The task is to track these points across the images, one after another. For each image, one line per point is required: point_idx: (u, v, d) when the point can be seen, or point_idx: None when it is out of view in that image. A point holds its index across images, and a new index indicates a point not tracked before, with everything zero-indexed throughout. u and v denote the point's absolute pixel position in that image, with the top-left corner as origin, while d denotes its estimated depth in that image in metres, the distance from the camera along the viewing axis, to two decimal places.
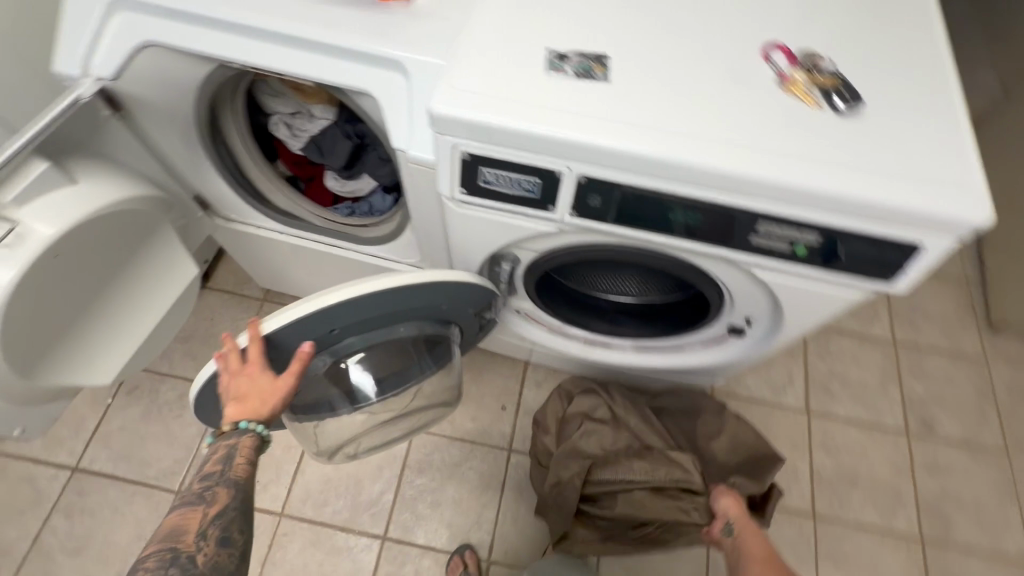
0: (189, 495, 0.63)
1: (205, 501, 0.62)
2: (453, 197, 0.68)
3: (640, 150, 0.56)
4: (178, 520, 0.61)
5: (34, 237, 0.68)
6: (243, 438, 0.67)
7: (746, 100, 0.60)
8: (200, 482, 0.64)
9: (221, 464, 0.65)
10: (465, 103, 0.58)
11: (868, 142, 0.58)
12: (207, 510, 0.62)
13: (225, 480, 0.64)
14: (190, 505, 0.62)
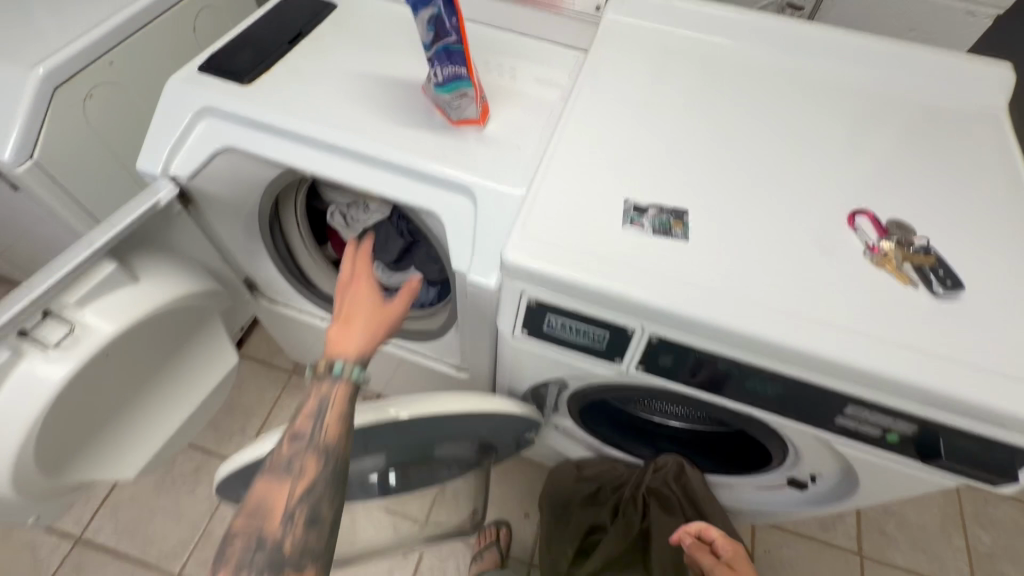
0: (241, 534, 0.49)
1: (270, 542, 0.49)
2: (513, 335, 0.65)
3: (723, 321, 0.53)
4: (263, 491, 0.52)
5: (90, 338, 0.68)
6: (308, 454, 0.54)
7: (834, 273, 0.57)
8: (290, 443, 0.54)
9: (312, 419, 0.55)
10: (542, 255, 0.56)
11: (971, 330, 0.53)
12: (295, 485, 0.52)
13: (293, 509, 0.51)
14: (276, 475, 0.53)
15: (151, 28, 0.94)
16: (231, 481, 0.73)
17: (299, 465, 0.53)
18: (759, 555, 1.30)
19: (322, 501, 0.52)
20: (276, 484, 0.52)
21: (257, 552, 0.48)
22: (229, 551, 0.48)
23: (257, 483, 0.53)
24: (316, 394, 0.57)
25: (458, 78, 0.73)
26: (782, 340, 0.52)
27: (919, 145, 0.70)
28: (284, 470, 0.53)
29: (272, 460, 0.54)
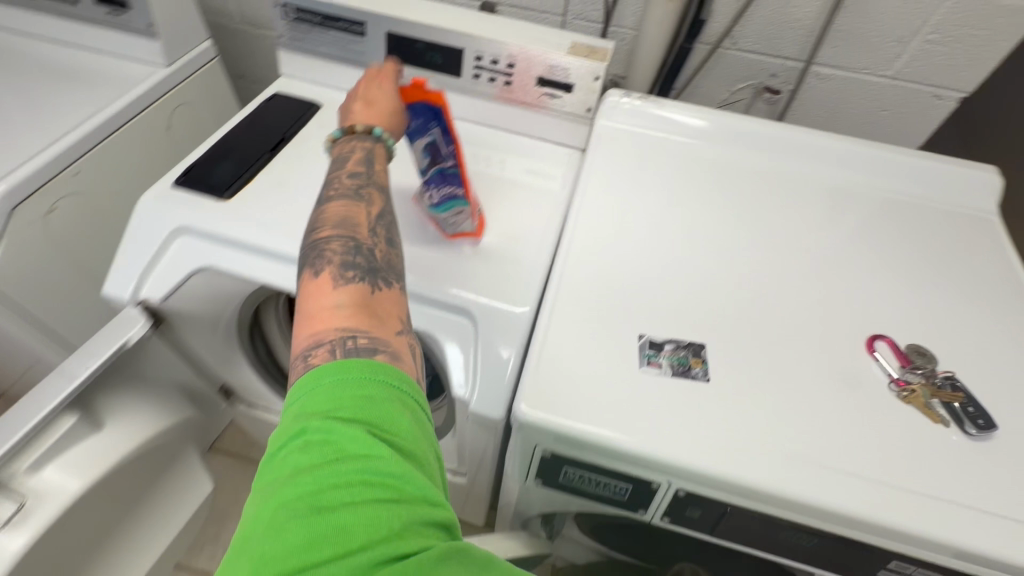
0: (335, 246, 0.50)
1: (365, 249, 0.50)
2: (525, 480, 0.60)
3: (759, 480, 0.50)
4: (342, 212, 0.53)
5: (52, 500, 0.64)
6: (373, 189, 0.56)
7: (862, 411, 0.54)
8: (341, 235, 0.51)
9: (360, 217, 0.53)
10: (560, 409, 0.52)
11: (1010, 476, 0.51)
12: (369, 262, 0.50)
13: (374, 231, 0.53)
14: (348, 250, 0.49)
15: (118, 134, 0.90)
16: None
17: (366, 193, 0.55)
18: None
19: (394, 230, 0.55)
20: (349, 210, 0.53)
21: (358, 256, 0.49)
22: (324, 267, 0.48)
23: (323, 219, 0.53)
24: (338, 207, 0.53)
25: (454, 196, 0.71)
26: (822, 498, 0.49)
27: (923, 253, 0.70)
28: (342, 223, 0.52)
29: (336, 189, 0.55)
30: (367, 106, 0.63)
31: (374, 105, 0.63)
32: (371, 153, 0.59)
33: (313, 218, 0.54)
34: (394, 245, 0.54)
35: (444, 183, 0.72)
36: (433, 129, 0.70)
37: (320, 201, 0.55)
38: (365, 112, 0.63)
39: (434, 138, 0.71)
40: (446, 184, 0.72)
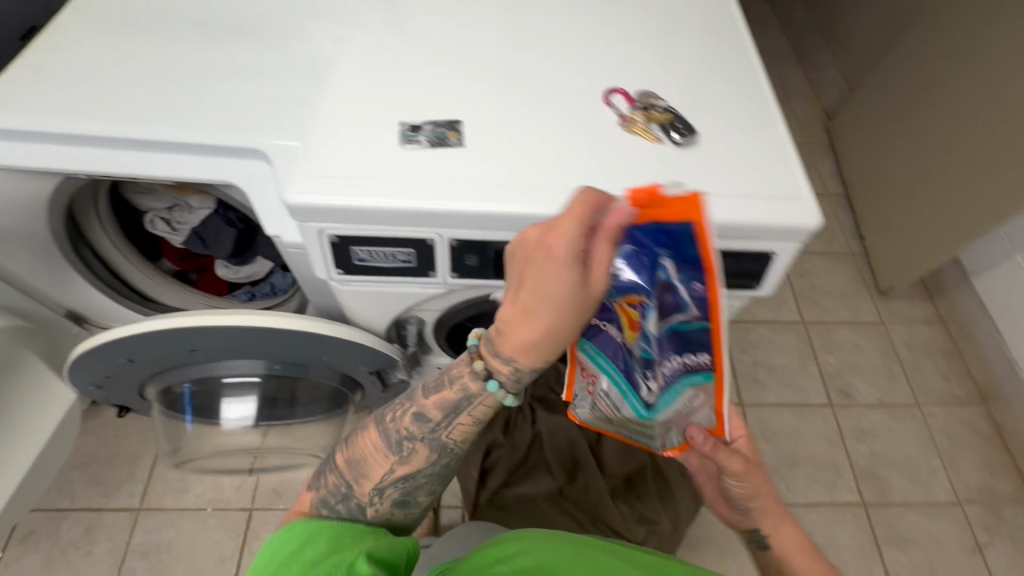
0: (344, 470, 0.62)
1: (359, 494, 0.61)
2: (333, 277, 0.67)
3: (506, 210, 0.58)
4: (371, 446, 0.61)
5: None
6: (419, 446, 0.60)
7: (594, 144, 0.63)
8: (381, 447, 0.61)
9: (387, 447, 0.61)
10: (323, 189, 0.57)
11: (709, 166, 0.62)
12: (397, 467, 0.61)
13: (385, 481, 0.61)
14: (359, 469, 0.61)
15: None
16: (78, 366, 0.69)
17: (411, 447, 0.60)
18: None
19: (413, 486, 0.63)
20: (380, 457, 0.61)
21: (341, 499, 0.61)
22: (321, 485, 0.62)
23: (358, 439, 0.62)
24: (371, 436, 0.61)
25: (682, 395, 0.54)
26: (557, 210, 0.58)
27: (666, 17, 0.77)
28: (363, 460, 0.61)
29: (397, 421, 0.60)
30: (556, 297, 0.47)
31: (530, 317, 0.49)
32: (466, 404, 0.57)
33: (360, 427, 0.63)
34: (407, 487, 0.63)
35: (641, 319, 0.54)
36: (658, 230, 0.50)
37: (378, 412, 0.62)
38: (520, 313, 0.48)
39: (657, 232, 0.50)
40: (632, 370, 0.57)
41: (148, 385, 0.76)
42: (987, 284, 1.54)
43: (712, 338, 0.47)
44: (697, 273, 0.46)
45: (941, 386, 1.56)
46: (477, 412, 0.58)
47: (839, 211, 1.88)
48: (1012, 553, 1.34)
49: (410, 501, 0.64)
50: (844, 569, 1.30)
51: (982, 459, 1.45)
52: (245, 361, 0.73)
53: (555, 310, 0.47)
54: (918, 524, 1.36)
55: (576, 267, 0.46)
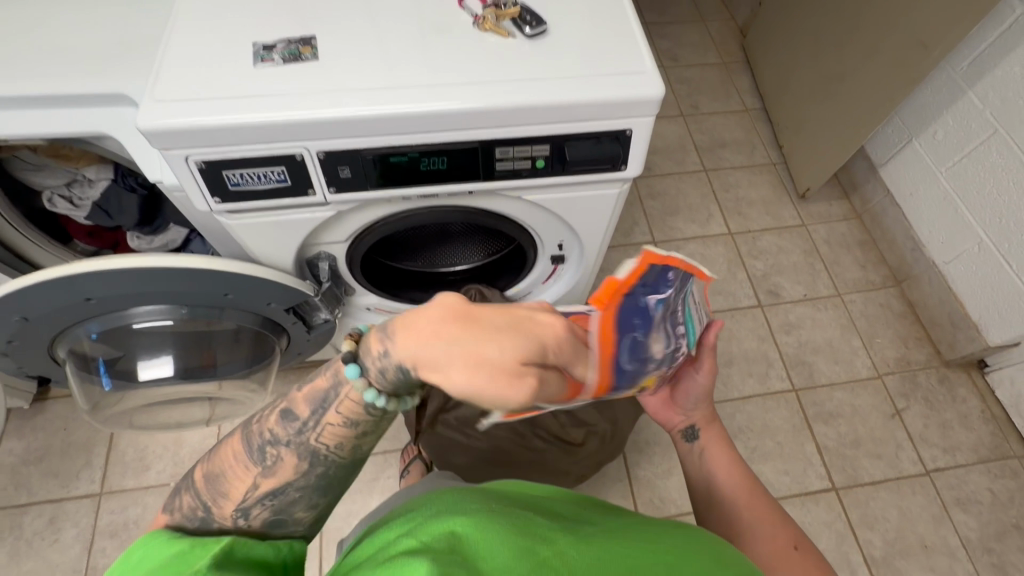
0: (203, 485, 0.53)
1: (220, 514, 0.53)
2: (216, 209, 0.68)
3: (361, 111, 0.59)
4: (231, 460, 0.53)
5: None
6: (286, 455, 0.52)
7: (447, 45, 0.65)
8: (242, 457, 0.52)
9: (251, 459, 0.52)
10: (177, 113, 0.58)
11: (558, 53, 0.64)
12: (262, 480, 0.52)
13: (248, 500, 0.52)
14: (218, 485, 0.53)
15: None
16: None
17: (277, 456, 0.52)
18: None
19: (286, 505, 0.54)
20: (240, 471, 0.52)
21: (202, 516, 0.53)
22: (182, 503, 0.53)
23: (223, 449, 0.54)
24: (237, 445, 0.53)
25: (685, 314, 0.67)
26: (410, 108, 0.60)
27: None
28: (224, 473, 0.53)
29: (264, 424, 0.53)
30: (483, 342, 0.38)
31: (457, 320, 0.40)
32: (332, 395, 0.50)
33: (228, 436, 0.54)
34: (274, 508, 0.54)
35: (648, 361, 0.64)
36: (639, 309, 0.54)
37: (246, 420, 0.54)
38: (457, 309, 0.40)
39: (643, 307, 0.55)
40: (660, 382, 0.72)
41: (58, 345, 0.77)
42: (892, 174, 1.63)
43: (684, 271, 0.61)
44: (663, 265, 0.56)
45: (858, 275, 1.67)
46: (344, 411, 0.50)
47: (758, 125, 1.94)
48: (927, 413, 1.47)
49: (286, 519, 0.55)
50: (780, 449, 1.42)
51: (897, 335, 1.58)
52: (149, 306, 0.74)
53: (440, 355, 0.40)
54: (843, 400, 1.48)
55: (523, 344, 0.38)
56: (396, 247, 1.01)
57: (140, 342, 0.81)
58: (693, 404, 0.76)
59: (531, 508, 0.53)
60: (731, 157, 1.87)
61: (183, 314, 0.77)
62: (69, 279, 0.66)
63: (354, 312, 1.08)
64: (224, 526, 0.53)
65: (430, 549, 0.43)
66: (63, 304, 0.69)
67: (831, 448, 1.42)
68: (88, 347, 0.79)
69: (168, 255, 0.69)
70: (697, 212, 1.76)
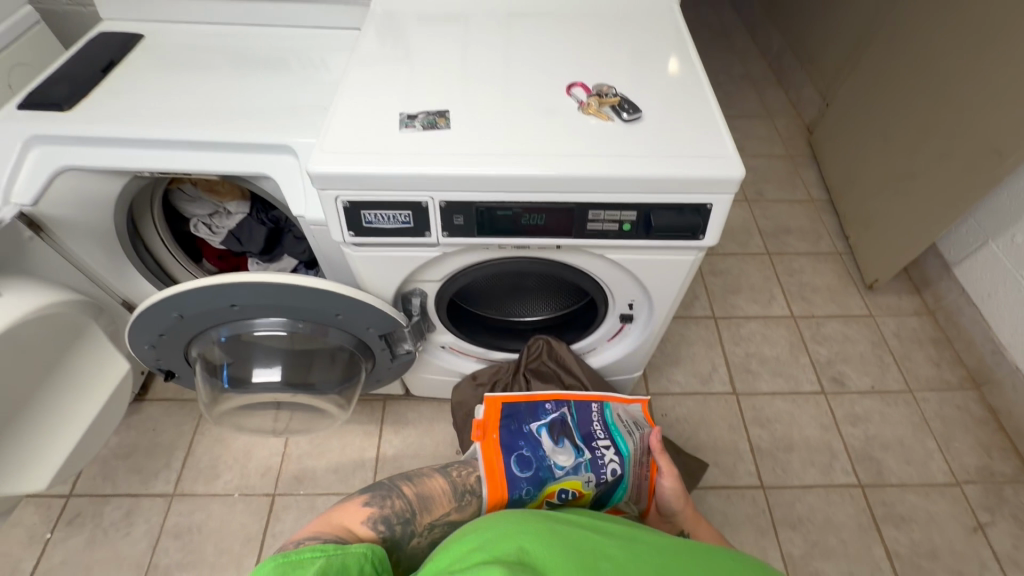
0: (409, 497, 0.78)
1: (412, 525, 0.76)
2: (347, 242, 0.81)
3: (483, 171, 0.72)
4: (438, 490, 0.82)
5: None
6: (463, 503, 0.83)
7: (555, 125, 0.77)
8: (452, 493, 0.82)
9: (452, 500, 0.81)
10: (339, 163, 0.72)
11: (650, 136, 0.75)
12: (449, 512, 0.80)
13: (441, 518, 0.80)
14: (422, 502, 0.78)
15: None
16: (138, 326, 0.84)
17: (467, 500, 0.83)
18: (658, 418, 1.53)
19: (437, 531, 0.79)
20: (445, 499, 0.81)
21: (400, 523, 0.74)
22: (389, 506, 0.74)
23: (427, 482, 0.81)
24: (442, 482, 0.83)
25: (620, 428, 0.99)
26: (523, 172, 0.71)
27: (625, 32, 0.93)
28: (431, 496, 0.80)
29: (458, 478, 0.85)
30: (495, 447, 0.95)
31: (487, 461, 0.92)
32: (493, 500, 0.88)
33: (428, 474, 0.83)
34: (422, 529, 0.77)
35: (562, 462, 0.92)
36: (511, 433, 0.95)
37: (445, 471, 0.85)
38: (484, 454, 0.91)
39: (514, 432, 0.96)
40: (591, 471, 0.92)
41: (192, 345, 0.90)
42: (968, 273, 1.61)
43: (574, 398, 1.03)
44: (542, 403, 1.01)
45: (932, 373, 1.61)
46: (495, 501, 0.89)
47: (824, 215, 1.98)
48: (1015, 531, 1.35)
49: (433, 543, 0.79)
50: (845, 548, 1.33)
51: (977, 441, 1.49)
52: (271, 318, 0.86)
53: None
54: (916, 504, 1.39)
55: None
56: (475, 293, 1.11)
57: (256, 350, 0.93)
58: (672, 512, 0.99)
59: (586, 527, 0.56)
60: (795, 243, 1.91)
61: (297, 330, 0.89)
62: (222, 289, 0.80)
63: (430, 348, 1.17)
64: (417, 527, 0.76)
65: (500, 560, 0.47)
66: (211, 309, 0.82)
67: (903, 556, 1.32)
68: (215, 349, 0.92)
69: (299, 276, 0.82)
70: (759, 292, 1.79)
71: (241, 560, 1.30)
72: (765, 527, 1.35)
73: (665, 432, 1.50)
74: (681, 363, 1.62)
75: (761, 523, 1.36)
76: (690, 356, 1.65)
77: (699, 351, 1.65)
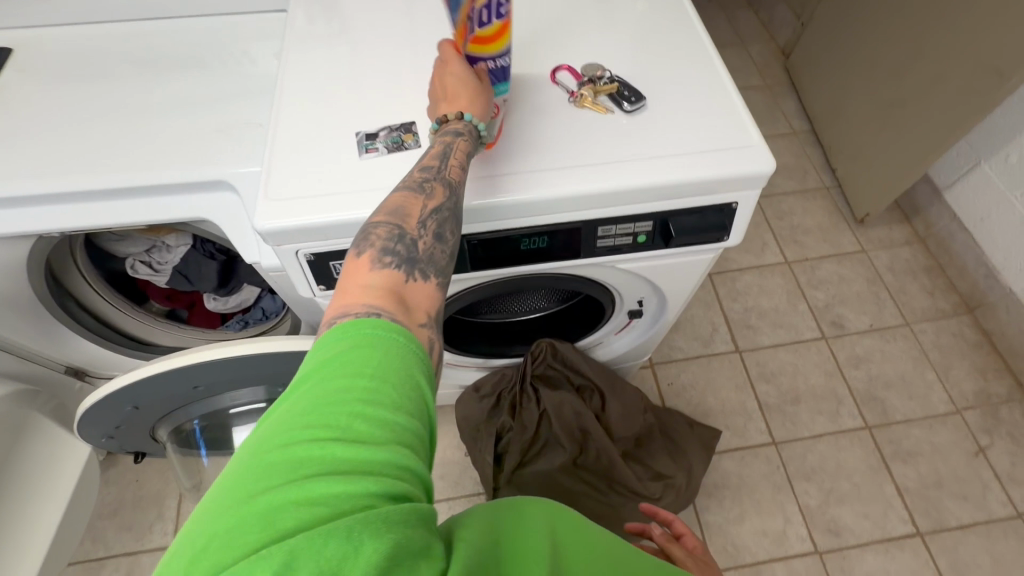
0: (381, 227, 0.47)
1: (402, 244, 0.46)
2: (317, 293, 0.69)
3: (468, 201, 0.59)
4: (398, 202, 0.49)
5: None
6: (436, 181, 0.51)
7: (542, 127, 0.64)
8: (417, 171, 0.52)
9: (438, 159, 0.52)
10: (293, 213, 0.59)
11: (657, 129, 0.64)
12: (428, 201, 0.50)
13: (422, 218, 0.49)
14: (411, 194, 0.50)
15: None
16: (91, 421, 0.71)
17: (433, 186, 0.51)
18: (665, 388, 1.49)
19: (448, 225, 0.50)
20: (406, 199, 0.49)
21: (405, 241, 0.47)
22: (388, 238, 0.46)
23: (393, 214, 0.48)
24: (436, 147, 0.54)
25: None
26: (517, 197, 0.60)
27: None
28: (393, 211, 0.48)
29: (372, 240, 0.45)
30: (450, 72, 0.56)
31: (458, 96, 0.56)
32: (424, 185, 0.51)
33: (379, 238, 0.46)
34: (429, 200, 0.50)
35: None
36: None
37: (413, 218, 0.48)
38: (470, 90, 0.56)
39: None
40: None
41: (159, 427, 0.78)
42: (959, 198, 1.57)
43: None
44: None
45: (926, 303, 1.60)
46: (424, 167, 0.52)
47: (808, 148, 1.90)
48: (1014, 450, 1.39)
49: (443, 237, 0.50)
50: (857, 491, 1.35)
51: (972, 366, 1.51)
52: (248, 389, 0.75)
53: (452, 84, 0.56)
54: (921, 437, 1.41)
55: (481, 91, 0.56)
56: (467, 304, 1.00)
57: (233, 417, 0.82)
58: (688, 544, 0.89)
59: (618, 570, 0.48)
60: (782, 182, 1.83)
61: (278, 392, 0.78)
62: (183, 372, 0.67)
63: None
64: (421, 219, 0.49)
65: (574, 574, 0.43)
66: (172, 393, 0.70)
67: (913, 490, 1.35)
68: (186, 426, 0.80)
69: (271, 338, 0.70)
70: (752, 241, 1.73)
71: None
72: (781, 483, 1.36)
73: (674, 402, 1.47)
74: (681, 328, 1.58)
75: (777, 480, 1.36)
76: (689, 319, 1.60)
77: (697, 312, 1.60)
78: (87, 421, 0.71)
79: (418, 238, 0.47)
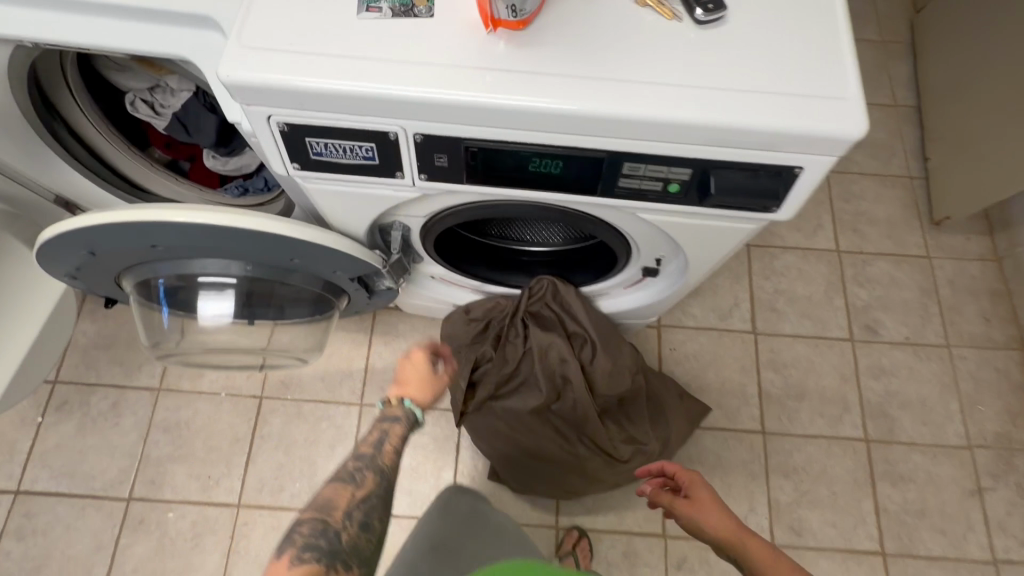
0: (308, 522, 0.68)
1: (329, 531, 0.68)
2: (291, 173, 0.61)
3: (471, 96, 0.49)
4: (332, 494, 0.72)
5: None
6: (366, 474, 0.77)
7: (588, 20, 0.51)
8: (350, 468, 0.77)
9: (374, 448, 0.80)
10: (263, 68, 0.49)
11: (731, 52, 0.50)
12: (355, 492, 0.74)
13: (351, 507, 0.71)
14: (340, 486, 0.74)
15: None
16: (51, 256, 0.68)
17: (365, 475, 0.76)
18: (666, 353, 1.41)
19: (373, 513, 0.73)
20: (342, 492, 0.72)
21: (325, 538, 0.66)
22: (329, 514, 0.69)
23: (333, 488, 0.73)
24: (375, 431, 0.83)
25: None
26: (530, 103, 0.49)
27: None
28: (324, 502, 0.71)
29: (297, 539, 0.65)
30: None
31: None
32: (356, 478, 0.75)
33: (304, 523, 0.67)
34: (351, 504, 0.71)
35: None
36: None
37: (343, 515, 0.70)
38: None
39: None
40: None
41: (125, 277, 0.75)
42: None
43: None
44: None
45: (978, 329, 1.44)
46: (361, 455, 0.79)
47: (905, 127, 1.64)
48: (1014, 500, 1.31)
49: (370, 524, 0.72)
50: (833, 499, 1.30)
51: (1004, 406, 1.38)
52: (220, 260, 0.70)
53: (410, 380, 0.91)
54: (920, 464, 1.33)
55: None
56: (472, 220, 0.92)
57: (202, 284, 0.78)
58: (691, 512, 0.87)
59: None
60: (862, 161, 1.61)
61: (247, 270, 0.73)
62: (144, 226, 0.63)
63: (417, 278, 1.02)
64: (341, 526, 0.69)
65: None
66: (132, 246, 0.66)
67: (892, 512, 1.30)
68: (153, 283, 0.77)
69: (240, 212, 0.64)
70: (806, 219, 1.55)
71: (229, 459, 1.31)
72: (758, 472, 1.32)
73: (671, 369, 1.40)
74: (701, 295, 1.47)
75: (754, 468, 1.32)
76: (712, 288, 1.48)
77: (723, 283, 1.48)
78: (46, 255, 0.68)
79: (344, 531, 0.68)
